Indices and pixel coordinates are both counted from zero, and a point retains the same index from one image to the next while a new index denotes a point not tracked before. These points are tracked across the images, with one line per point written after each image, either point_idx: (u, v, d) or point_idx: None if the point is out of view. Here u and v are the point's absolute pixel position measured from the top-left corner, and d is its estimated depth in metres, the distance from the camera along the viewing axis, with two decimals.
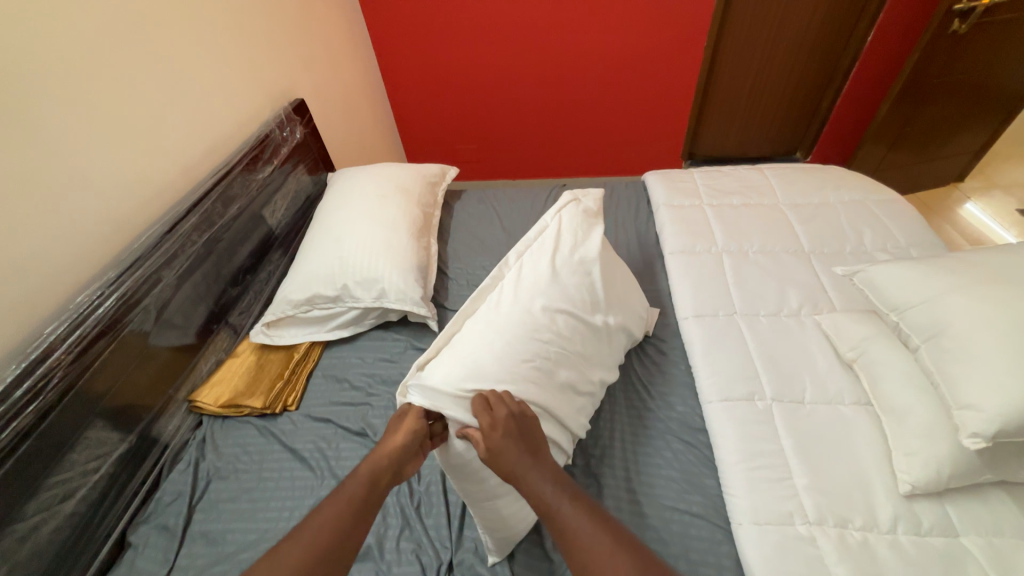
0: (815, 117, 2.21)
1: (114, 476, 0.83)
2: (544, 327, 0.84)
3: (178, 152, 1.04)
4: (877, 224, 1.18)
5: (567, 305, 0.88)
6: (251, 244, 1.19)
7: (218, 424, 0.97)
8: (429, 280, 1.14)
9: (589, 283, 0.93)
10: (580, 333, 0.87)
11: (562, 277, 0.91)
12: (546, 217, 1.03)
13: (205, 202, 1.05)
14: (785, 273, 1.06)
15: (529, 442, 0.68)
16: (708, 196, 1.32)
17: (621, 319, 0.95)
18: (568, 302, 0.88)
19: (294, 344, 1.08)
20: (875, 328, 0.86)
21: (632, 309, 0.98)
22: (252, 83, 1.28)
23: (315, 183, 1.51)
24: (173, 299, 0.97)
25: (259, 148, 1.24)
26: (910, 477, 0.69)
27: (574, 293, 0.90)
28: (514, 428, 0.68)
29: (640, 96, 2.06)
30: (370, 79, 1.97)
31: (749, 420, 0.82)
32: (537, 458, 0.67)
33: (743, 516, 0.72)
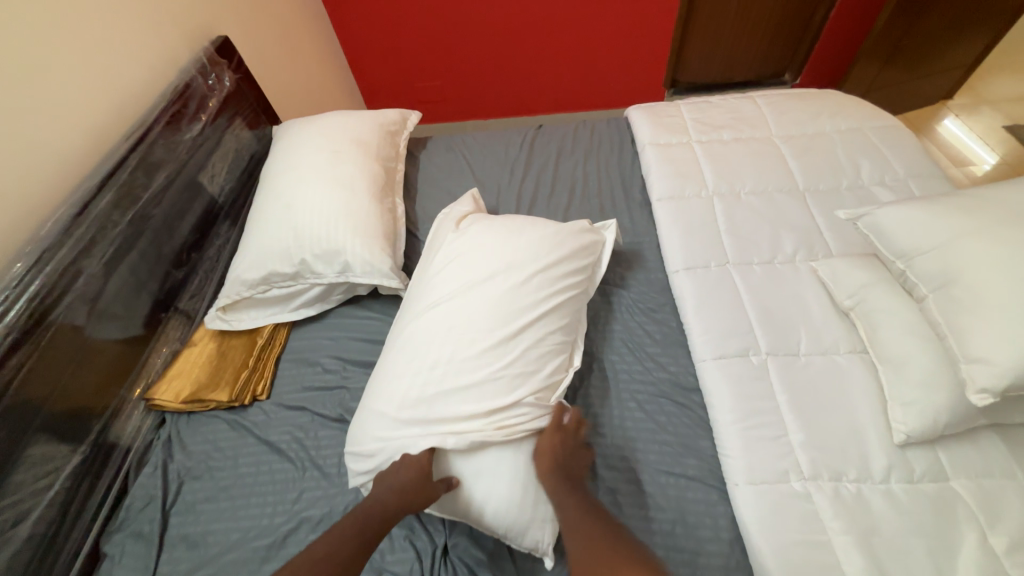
0: (807, 34, 2.04)
1: (73, 489, 0.76)
2: (437, 315, 0.80)
3: (76, 112, 0.86)
4: (875, 154, 1.10)
5: (457, 285, 0.83)
6: (192, 217, 1.04)
7: (184, 420, 0.90)
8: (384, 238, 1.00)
9: (478, 259, 0.86)
10: (484, 298, 0.80)
11: (449, 271, 0.87)
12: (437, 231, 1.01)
13: (121, 174, 0.89)
14: (780, 216, 1.00)
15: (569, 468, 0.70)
16: (698, 132, 1.21)
17: (535, 271, 0.84)
18: (455, 285, 0.83)
19: (256, 328, 0.99)
20: (874, 274, 0.82)
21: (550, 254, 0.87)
22: (158, 19, 1.05)
23: (258, 139, 1.33)
24: (105, 290, 0.85)
25: (181, 101, 1.05)
26: (906, 427, 0.68)
27: (462, 278, 0.84)
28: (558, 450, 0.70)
29: (620, 15, 1.84)
30: (308, 5, 1.69)
31: (745, 378, 0.79)
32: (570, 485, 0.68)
33: (739, 477, 0.71)
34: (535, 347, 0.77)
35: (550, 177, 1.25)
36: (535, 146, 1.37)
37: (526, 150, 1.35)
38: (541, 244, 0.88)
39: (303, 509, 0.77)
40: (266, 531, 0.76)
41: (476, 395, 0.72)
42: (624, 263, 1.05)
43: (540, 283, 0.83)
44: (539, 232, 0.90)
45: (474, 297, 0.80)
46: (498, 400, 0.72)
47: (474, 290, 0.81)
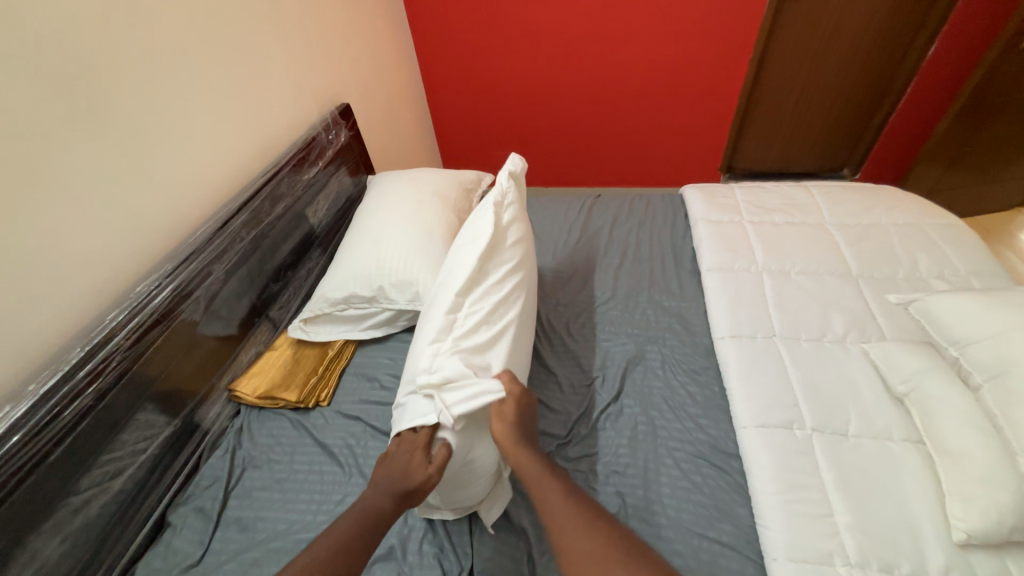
0: (866, 133, 2.11)
1: (158, 458, 0.88)
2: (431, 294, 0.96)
3: (232, 151, 1.09)
4: (933, 249, 1.11)
5: (438, 281, 0.97)
6: (293, 241, 1.23)
7: (255, 413, 1.01)
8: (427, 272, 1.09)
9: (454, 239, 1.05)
10: (451, 273, 0.92)
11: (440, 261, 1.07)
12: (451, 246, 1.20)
13: (254, 200, 1.10)
14: (831, 297, 1.02)
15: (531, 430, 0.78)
16: (750, 213, 1.28)
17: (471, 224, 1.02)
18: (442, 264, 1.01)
19: (329, 341, 1.12)
20: (931, 362, 0.80)
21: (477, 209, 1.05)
22: (302, 88, 1.33)
23: (355, 185, 1.56)
24: (221, 292, 1.01)
25: (306, 150, 1.29)
26: (966, 525, 0.64)
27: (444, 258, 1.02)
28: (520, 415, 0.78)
29: (681, 105, 2.02)
30: (412, 84, 2.02)
31: (787, 449, 0.78)
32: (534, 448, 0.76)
33: (778, 551, 0.69)
34: (474, 297, 0.86)
35: (605, 240, 1.36)
36: (593, 211, 1.49)
37: (584, 214, 1.48)
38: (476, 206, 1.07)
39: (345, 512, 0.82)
40: (309, 526, 0.81)
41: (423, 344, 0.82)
42: (669, 325, 1.09)
43: (474, 242, 0.94)
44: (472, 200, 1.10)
45: (442, 282, 0.94)
46: (431, 336, 0.81)
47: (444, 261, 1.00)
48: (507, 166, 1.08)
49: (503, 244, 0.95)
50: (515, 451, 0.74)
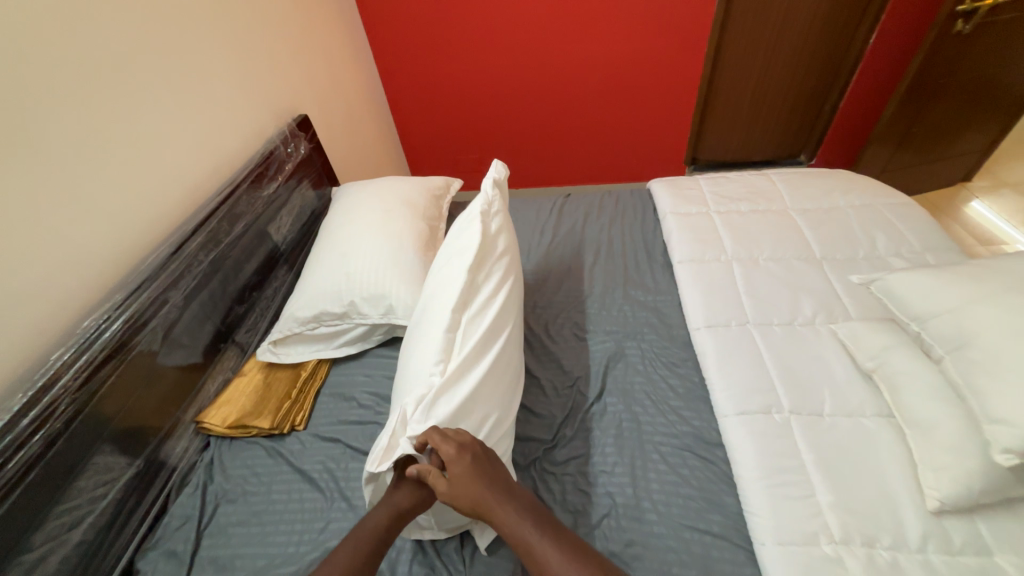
0: (819, 119, 2.20)
1: (122, 502, 0.82)
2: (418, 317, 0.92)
3: (184, 170, 1.04)
4: (889, 228, 1.16)
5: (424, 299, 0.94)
6: (257, 261, 1.18)
7: (226, 444, 0.96)
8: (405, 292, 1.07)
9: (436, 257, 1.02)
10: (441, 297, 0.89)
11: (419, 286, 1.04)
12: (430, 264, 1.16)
13: (211, 221, 1.05)
14: (798, 281, 1.05)
15: (496, 474, 0.70)
16: (716, 204, 1.31)
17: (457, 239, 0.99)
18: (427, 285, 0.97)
19: (301, 362, 1.08)
20: (895, 337, 0.84)
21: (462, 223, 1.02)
22: (256, 101, 1.28)
23: (319, 197, 1.51)
24: (180, 319, 0.96)
25: (264, 164, 1.24)
26: (938, 493, 0.67)
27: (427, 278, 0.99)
28: (477, 463, 0.69)
29: (642, 101, 2.05)
30: (372, 92, 1.98)
31: (768, 434, 0.80)
32: (509, 492, 0.70)
33: (767, 536, 0.70)
34: (469, 312, 0.85)
35: (578, 240, 1.36)
36: (564, 211, 1.50)
37: (556, 214, 1.48)
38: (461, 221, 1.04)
39: (328, 540, 0.79)
40: (291, 559, 0.77)
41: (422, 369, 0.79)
42: (647, 320, 1.10)
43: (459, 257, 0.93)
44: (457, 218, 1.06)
45: (428, 301, 0.92)
46: (435, 357, 0.79)
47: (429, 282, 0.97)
48: (490, 174, 1.09)
49: (495, 256, 0.94)
50: (485, 507, 0.68)
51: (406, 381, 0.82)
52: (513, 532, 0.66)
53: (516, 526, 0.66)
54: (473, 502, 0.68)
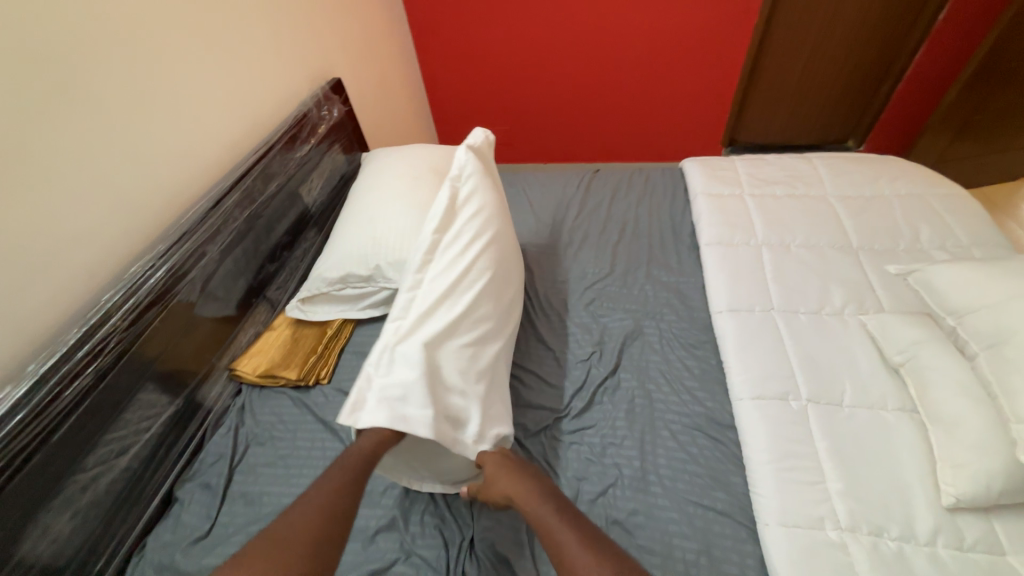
0: (872, 102, 2.06)
1: (162, 436, 0.89)
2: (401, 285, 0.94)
3: (222, 128, 1.07)
4: (936, 220, 1.10)
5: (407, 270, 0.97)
6: (288, 221, 1.22)
7: (256, 392, 1.02)
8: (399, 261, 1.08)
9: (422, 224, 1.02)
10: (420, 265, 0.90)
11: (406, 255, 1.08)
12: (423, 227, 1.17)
13: (246, 179, 1.08)
14: (831, 269, 1.01)
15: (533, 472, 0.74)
16: (750, 186, 1.26)
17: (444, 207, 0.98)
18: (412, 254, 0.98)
19: (327, 320, 1.12)
20: (928, 332, 0.80)
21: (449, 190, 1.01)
22: (291, 62, 1.29)
23: (349, 163, 1.53)
24: (216, 272, 1.01)
25: (297, 126, 1.26)
26: (955, 490, 0.66)
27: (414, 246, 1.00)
28: (513, 462, 0.75)
29: (682, 76, 1.96)
30: (405, 57, 1.95)
31: (782, 420, 0.79)
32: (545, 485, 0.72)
33: (771, 517, 0.70)
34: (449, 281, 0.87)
35: (603, 216, 1.34)
36: (591, 187, 1.47)
37: (582, 189, 1.46)
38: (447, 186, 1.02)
39: None
40: None
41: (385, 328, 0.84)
42: (668, 300, 1.09)
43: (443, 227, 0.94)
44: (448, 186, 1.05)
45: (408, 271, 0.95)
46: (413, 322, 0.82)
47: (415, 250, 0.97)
48: (468, 140, 1.08)
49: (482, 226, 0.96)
50: (519, 498, 0.70)
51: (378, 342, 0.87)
52: (541, 518, 0.67)
53: (544, 513, 0.67)
54: (508, 494, 0.71)
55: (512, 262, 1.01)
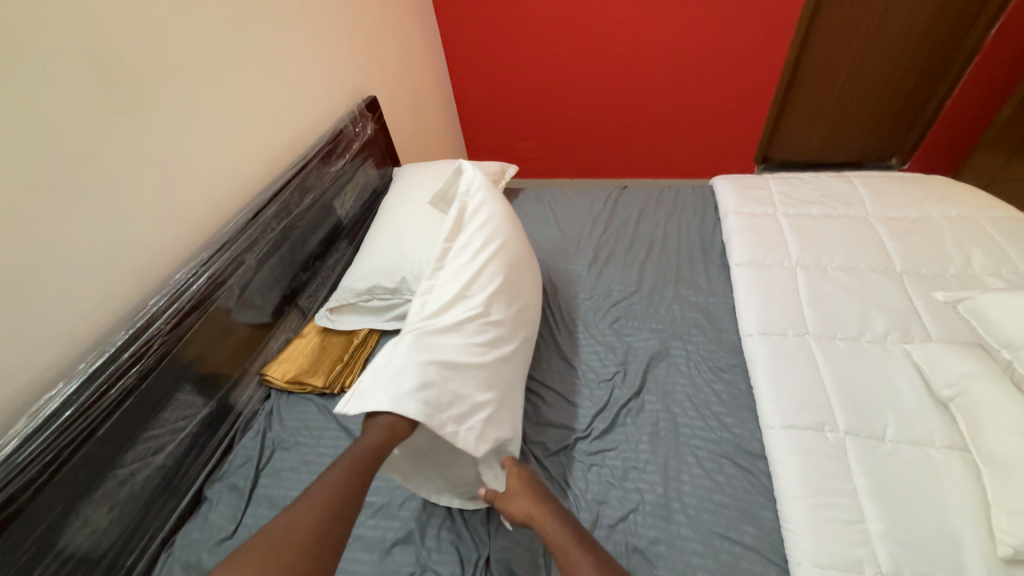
0: (917, 120, 1.97)
1: (196, 436, 0.93)
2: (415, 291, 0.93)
3: (264, 144, 1.13)
4: (990, 244, 1.03)
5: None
6: (322, 233, 1.27)
7: (284, 397, 1.05)
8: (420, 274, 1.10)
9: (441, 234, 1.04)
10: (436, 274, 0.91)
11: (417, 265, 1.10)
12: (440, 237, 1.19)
13: (285, 192, 1.13)
14: (872, 294, 0.96)
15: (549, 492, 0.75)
16: (784, 205, 1.23)
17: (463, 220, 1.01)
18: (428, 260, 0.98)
19: (354, 330, 1.15)
20: (982, 365, 0.75)
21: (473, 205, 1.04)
22: (331, 82, 1.36)
23: (381, 177, 1.58)
24: (253, 280, 1.06)
25: (334, 142, 1.32)
26: (1013, 539, 0.60)
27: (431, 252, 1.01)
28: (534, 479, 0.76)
29: (712, 93, 1.95)
30: (438, 76, 2.02)
31: (817, 452, 0.75)
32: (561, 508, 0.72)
33: (804, 556, 0.66)
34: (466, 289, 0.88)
35: (630, 234, 1.33)
36: (618, 204, 1.46)
37: (609, 206, 1.45)
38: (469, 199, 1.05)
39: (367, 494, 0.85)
40: None
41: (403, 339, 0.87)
42: (696, 321, 1.06)
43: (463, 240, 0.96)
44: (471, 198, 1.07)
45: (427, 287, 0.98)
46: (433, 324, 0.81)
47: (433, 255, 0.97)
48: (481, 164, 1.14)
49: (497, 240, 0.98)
50: (535, 515, 0.70)
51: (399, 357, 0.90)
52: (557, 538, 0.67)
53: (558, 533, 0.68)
54: (526, 511, 0.72)
55: (525, 278, 1.01)
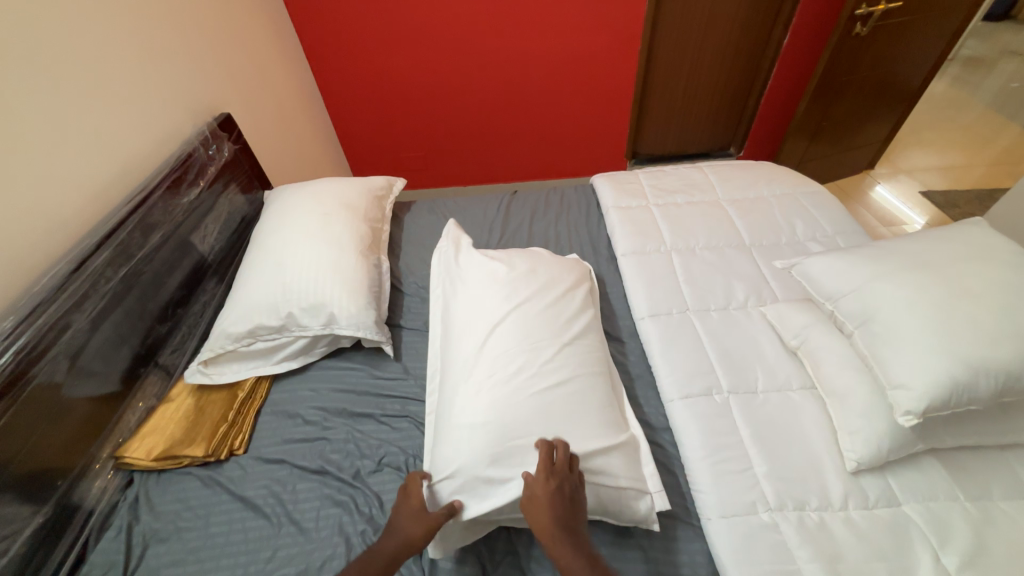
0: (744, 115, 2.36)
1: (27, 557, 0.72)
2: (503, 364, 0.82)
3: (83, 179, 0.92)
4: (806, 215, 1.26)
5: (519, 316, 0.90)
6: (180, 274, 1.08)
7: (154, 478, 0.87)
8: (477, 286, 0.98)
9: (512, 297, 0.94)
10: (538, 355, 0.84)
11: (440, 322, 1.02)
12: (383, 264, 1.19)
13: (120, 232, 0.94)
14: (731, 267, 1.12)
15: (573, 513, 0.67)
16: (654, 196, 1.36)
17: (558, 302, 0.94)
18: (504, 327, 0.88)
19: (237, 381, 1.00)
20: (815, 316, 0.91)
21: (564, 284, 0.99)
22: (169, 98, 1.17)
23: (249, 203, 1.41)
24: (88, 345, 0.86)
25: (182, 169, 1.13)
26: (856, 455, 0.74)
27: (502, 315, 0.90)
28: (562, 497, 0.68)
29: (582, 97, 2.10)
30: (303, 87, 1.86)
31: (709, 414, 0.84)
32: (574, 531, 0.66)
33: (712, 511, 0.74)
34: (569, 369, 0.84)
35: (525, 237, 1.37)
36: (511, 208, 1.49)
37: (503, 211, 1.47)
38: (561, 279, 1.00)
39: (278, 568, 0.75)
40: None
41: (522, 388, 0.79)
42: None
43: (559, 321, 0.91)
44: (548, 270, 1.02)
45: (526, 321, 0.89)
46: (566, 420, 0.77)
47: (517, 325, 0.88)
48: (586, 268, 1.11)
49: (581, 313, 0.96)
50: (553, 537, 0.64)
51: (487, 383, 0.81)
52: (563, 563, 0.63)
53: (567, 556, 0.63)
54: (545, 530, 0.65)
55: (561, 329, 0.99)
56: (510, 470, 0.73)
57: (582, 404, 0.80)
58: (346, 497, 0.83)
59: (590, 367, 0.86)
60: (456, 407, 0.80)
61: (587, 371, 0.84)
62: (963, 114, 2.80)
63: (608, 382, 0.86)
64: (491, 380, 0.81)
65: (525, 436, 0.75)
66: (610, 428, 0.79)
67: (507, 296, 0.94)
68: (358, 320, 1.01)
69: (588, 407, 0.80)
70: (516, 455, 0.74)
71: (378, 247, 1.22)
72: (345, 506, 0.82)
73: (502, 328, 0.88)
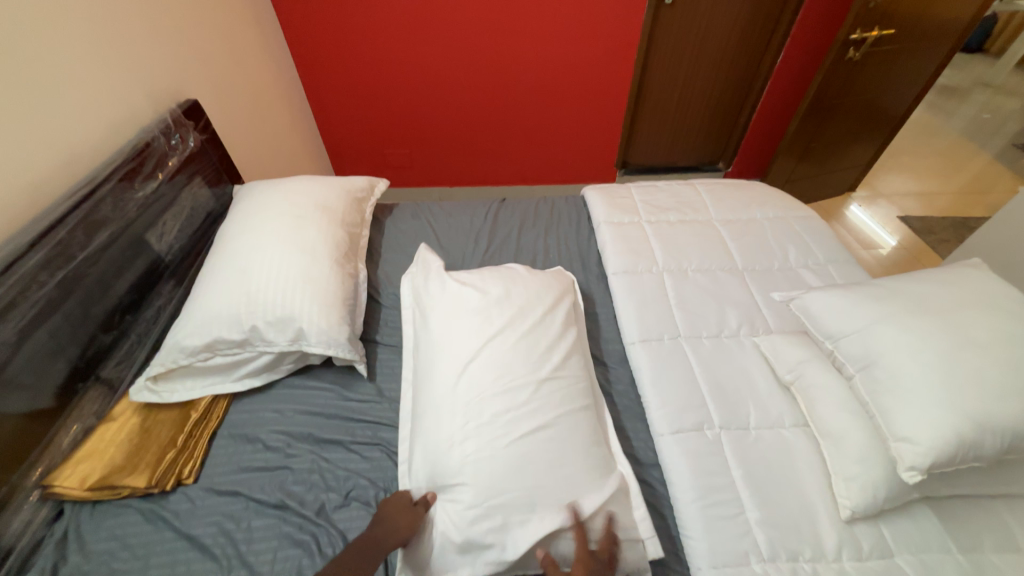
0: (733, 131, 2.36)
1: None
2: (476, 405, 0.77)
3: (16, 168, 0.82)
4: (799, 241, 1.25)
5: (495, 350, 0.83)
6: (131, 277, 0.98)
7: (88, 510, 0.78)
8: (439, 318, 0.91)
9: (484, 324, 0.87)
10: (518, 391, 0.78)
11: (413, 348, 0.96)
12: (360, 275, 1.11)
13: (59, 230, 0.83)
14: (723, 292, 1.08)
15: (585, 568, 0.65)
16: (647, 213, 1.32)
17: (537, 326, 0.88)
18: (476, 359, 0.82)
19: (191, 399, 0.91)
20: (810, 351, 0.89)
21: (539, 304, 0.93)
22: (126, 81, 1.06)
23: (215, 198, 1.30)
24: (16, 357, 0.75)
25: (138, 159, 1.02)
26: (850, 503, 0.71)
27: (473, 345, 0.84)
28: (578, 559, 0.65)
29: (575, 103, 2.05)
30: (282, 75, 1.74)
31: (701, 452, 0.80)
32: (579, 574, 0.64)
33: (702, 560, 0.70)
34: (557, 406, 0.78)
35: (513, 249, 1.31)
36: (499, 217, 1.43)
37: (490, 220, 1.41)
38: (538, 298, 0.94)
39: None
40: None
41: (499, 437, 0.74)
42: None
43: (538, 348, 0.85)
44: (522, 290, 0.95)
45: (503, 356, 0.82)
46: (554, 467, 0.72)
47: (491, 356, 0.82)
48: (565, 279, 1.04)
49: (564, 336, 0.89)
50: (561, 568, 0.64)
51: (461, 432, 0.75)
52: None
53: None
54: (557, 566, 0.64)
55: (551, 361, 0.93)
56: (496, 536, 0.67)
57: (569, 448, 0.74)
58: (308, 537, 0.75)
59: (573, 402, 0.80)
60: (441, 454, 0.74)
61: (570, 408, 0.79)
62: (939, 142, 2.88)
63: (593, 416, 0.81)
64: (464, 424, 0.75)
65: (503, 494, 0.69)
66: (595, 473, 0.73)
67: (475, 322, 0.88)
68: (330, 338, 0.93)
69: (577, 449, 0.75)
70: (498, 515, 0.68)
71: (355, 256, 1.14)
72: (306, 546, 0.74)
73: (473, 360, 0.82)
